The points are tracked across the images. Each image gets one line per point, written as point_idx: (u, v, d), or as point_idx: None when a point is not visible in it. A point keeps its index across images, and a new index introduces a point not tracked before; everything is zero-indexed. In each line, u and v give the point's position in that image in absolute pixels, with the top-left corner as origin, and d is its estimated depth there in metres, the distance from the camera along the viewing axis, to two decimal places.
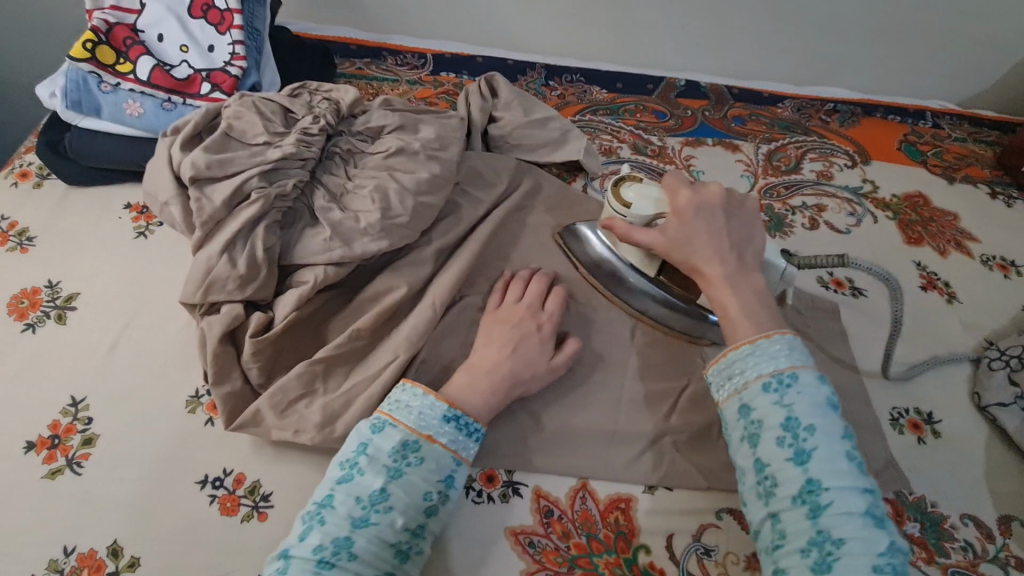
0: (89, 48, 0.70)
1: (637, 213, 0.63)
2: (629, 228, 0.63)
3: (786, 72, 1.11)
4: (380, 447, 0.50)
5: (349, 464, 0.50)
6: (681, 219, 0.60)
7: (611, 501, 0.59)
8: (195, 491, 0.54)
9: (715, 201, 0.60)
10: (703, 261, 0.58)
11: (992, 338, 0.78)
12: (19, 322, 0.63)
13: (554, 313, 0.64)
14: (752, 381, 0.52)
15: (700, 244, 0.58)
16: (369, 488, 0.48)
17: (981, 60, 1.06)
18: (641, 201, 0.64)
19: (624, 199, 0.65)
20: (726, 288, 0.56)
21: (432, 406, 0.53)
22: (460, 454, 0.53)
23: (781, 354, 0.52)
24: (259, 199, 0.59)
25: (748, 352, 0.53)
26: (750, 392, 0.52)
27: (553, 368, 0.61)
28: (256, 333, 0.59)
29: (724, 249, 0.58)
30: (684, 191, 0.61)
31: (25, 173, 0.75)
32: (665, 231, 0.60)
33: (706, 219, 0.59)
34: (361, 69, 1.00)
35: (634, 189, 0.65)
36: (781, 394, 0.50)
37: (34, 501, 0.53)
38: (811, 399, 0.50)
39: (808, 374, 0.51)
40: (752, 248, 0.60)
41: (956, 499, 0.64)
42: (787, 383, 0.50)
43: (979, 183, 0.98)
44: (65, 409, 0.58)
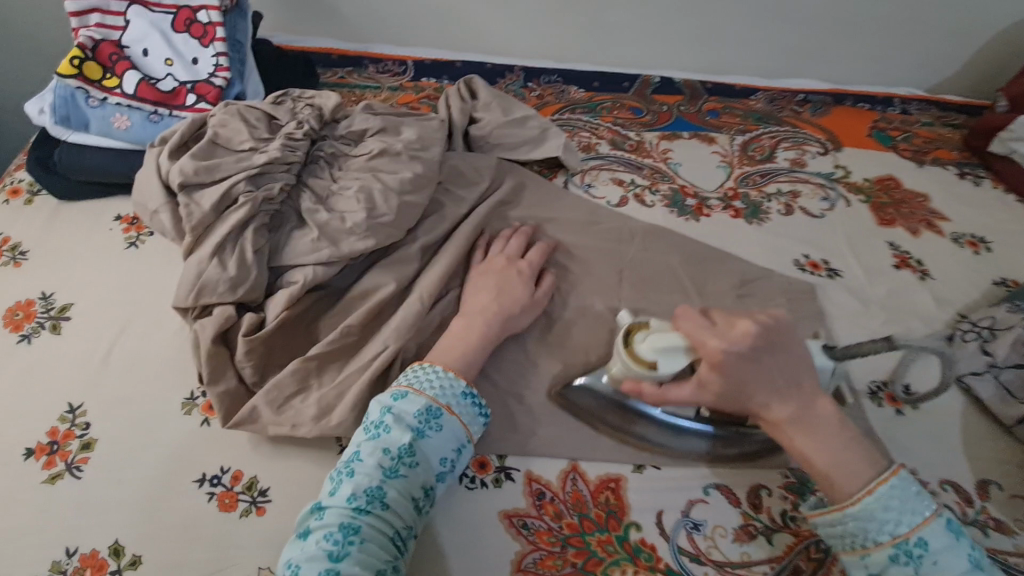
0: (76, 65, 0.71)
1: (666, 371, 0.56)
2: (663, 391, 0.56)
3: (758, 66, 1.14)
4: (405, 410, 0.53)
5: (375, 423, 0.52)
6: (722, 374, 0.52)
7: (601, 482, 0.61)
8: (194, 489, 0.56)
9: (750, 342, 0.51)
10: (762, 408, 0.52)
11: (965, 312, 0.81)
12: (15, 333, 0.64)
13: (534, 260, 0.71)
14: (876, 549, 0.49)
15: (756, 395, 0.51)
16: (397, 443, 0.51)
17: (944, 47, 1.10)
18: (665, 356, 0.56)
19: (644, 358, 0.57)
20: (801, 441, 0.51)
21: (453, 382, 0.56)
22: (473, 429, 0.56)
23: (905, 513, 0.49)
24: (247, 202, 0.61)
25: (859, 517, 0.49)
26: (878, 561, 0.49)
27: (538, 301, 0.68)
28: (248, 333, 0.60)
29: (787, 393, 0.52)
30: (713, 340, 0.52)
31: (16, 190, 0.76)
32: (707, 386, 0.53)
33: (750, 369, 0.51)
34: (343, 78, 1.02)
35: (648, 341, 0.57)
36: (916, 565, 0.47)
37: (35, 505, 0.54)
38: (951, 564, 0.47)
39: (937, 532, 0.48)
40: (807, 373, 0.52)
41: (933, 466, 0.67)
42: (919, 552, 0.48)
43: (947, 165, 1.01)
44: (62, 416, 0.59)
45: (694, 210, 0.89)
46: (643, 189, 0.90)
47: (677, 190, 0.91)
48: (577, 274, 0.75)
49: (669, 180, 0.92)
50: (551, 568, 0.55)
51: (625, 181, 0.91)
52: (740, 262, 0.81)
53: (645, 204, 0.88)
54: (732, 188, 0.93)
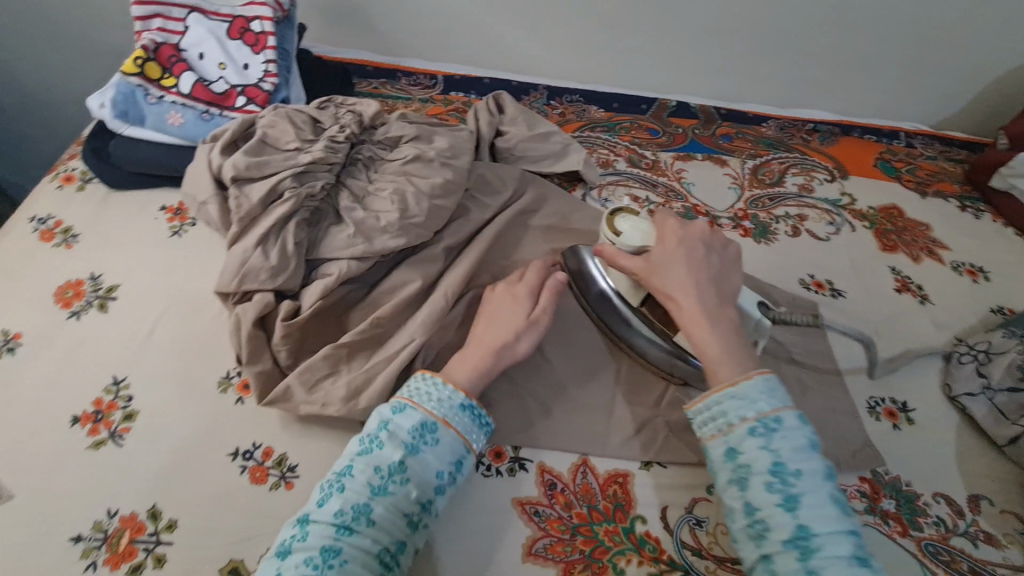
0: (139, 64, 0.77)
1: (625, 244, 0.64)
2: (616, 253, 0.64)
3: (770, 96, 1.20)
4: (401, 425, 0.55)
5: (370, 438, 0.55)
6: (665, 246, 0.62)
7: (610, 476, 0.64)
8: (228, 461, 0.59)
9: (699, 235, 0.63)
10: (678, 289, 0.59)
11: (962, 336, 0.84)
12: (65, 309, 0.69)
13: (534, 279, 0.69)
14: (738, 425, 0.53)
15: (677, 272, 0.60)
16: (388, 460, 0.53)
17: (949, 86, 1.15)
18: (632, 234, 0.64)
19: (617, 227, 0.65)
20: (703, 325, 0.57)
21: (450, 394, 0.58)
22: (472, 440, 0.57)
23: (764, 397, 0.53)
24: (291, 197, 0.66)
25: (733, 396, 0.54)
26: (737, 436, 0.52)
27: (532, 321, 0.65)
28: (285, 319, 0.64)
29: (701, 284, 0.60)
30: (672, 223, 0.64)
31: (70, 177, 0.81)
32: (645, 260, 0.62)
33: (690, 248, 0.62)
34: (377, 88, 1.08)
35: (630, 220, 0.65)
36: (767, 438, 0.51)
37: (79, 468, 0.58)
38: (795, 443, 0.51)
39: (790, 417, 0.52)
40: (727, 282, 0.61)
41: (928, 480, 0.69)
42: (772, 428, 0.51)
43: (949, 197, 1.05)
44: (107, 388, 0.63)
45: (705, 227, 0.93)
46: (657, 206, 0.94)
47: (690, 208, 0.95)
48: None
49: (682, 199, 0.97)
50: (560, 554, 0.58)
51: (640, 197, 0.95)
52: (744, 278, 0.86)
53: None
54: (742, 209, 0.97)
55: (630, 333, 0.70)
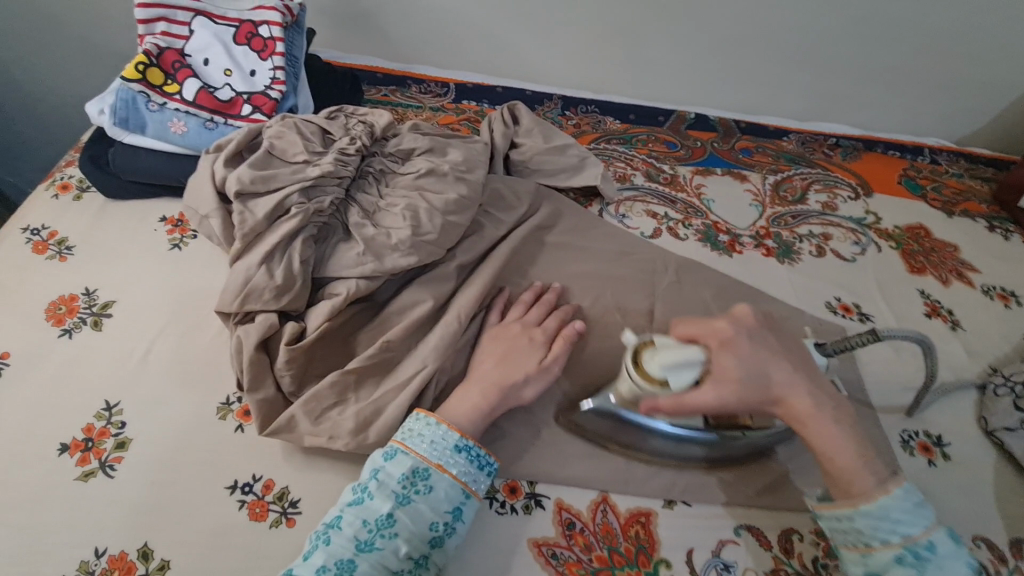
0: (141, 70, 0.73)
1: (678, 387, 0.54)
2: (679, 396, 0.53)
3: (790, 109, 1.17)
4: (391, 473, 0.52)
5: (360, 486, 0.52)
6: (735, 353, 0.54)
7: (632, 515, 0.60)
8: (226, 495, 0.55)
9: (755, 321, 0.57)
10: (787, 391, 0.53)
11: (996, 365, 0.80)
12: (57, 327, 0.65)
13: (550, 328, 0.66)
14: (880, 549, 0.49)
15: (774, 373, 0.53)
16: (376, 512, 0.50)
17: (976, 102, 1.12)
18: (674, 373, 0.54)
19: (653, 375, 0.55)
20: (829, 429, 0.52)
21: (445, 435, 0.55)
22: (470, 485, 0.54)
23: (912, 519, 0.48)
24: (298, 213, 0.62)
25: (871, 514, 0.49)
26: (880, 560, 0.49)
27: (546, 368, 0.61)
28: (289, 343, 0.60)
29: (799, 376, 0.54)
30: (721, 322, 0.56)
31: (66, 185, 0.78)
32: (727, 380, 0.53)
33: (758, 343, 0.55)
34: (387, 96, 1.05)
35: (656, 357, 0.56)
36: (919, 569, 0.47)
37: (67, 502, 0.54)
38: (952, 573, 0.47)
39: (943, 542, 0.48)
40: (803, 353, 0.57)
41: (967, 521, 0.65)
42: (926, 557, 0.47)
43: (977, 217, 1.01)
44: (99, 413, 0.59)
45: (726, 246, 0.89)
46: (676, 223, 0.91)
47: (710, 226, 0.92)
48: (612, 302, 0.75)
49: (703, 216, 0.93)
50: None
51: (659, 213, 0.92)
52: (769, 301, 0.82)
53: (679, 238, 0.89)
54: (764, 226, 0.94)
55: (696, 451, 0.62)
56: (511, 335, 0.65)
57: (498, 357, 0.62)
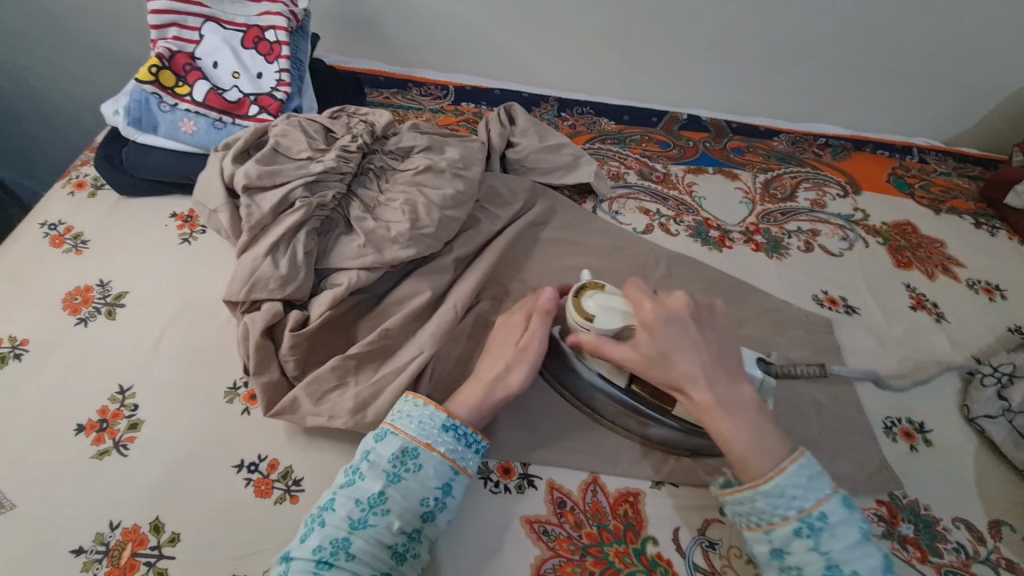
0: (154, 72, 0.77)
1: (603, 326, 0.61)
2: (597, 341, 0.60)
3: (781, 110, 1.20)
4: (381, 454, 0.54)
5: (352, 469, 0.54)
6: (651, 334, 0.57)
7: (621, 495, 0.63)
8: (233, 474, 0.58)
9: (685, 311, 0.58)
10: (686, 380, 0.55)
11: (979, 355, 0.83)
12: (73, 316, 0.68)
13: (528, 309, 0.67)
14: (780, 524, 0.50)
15: (678, 362, 0.56)
16: (368, 491, 0.52)
17: (963, 102, 1.14)
18: (604, 313, 0.61)
19: (588, 311, 0.62)
20: (721, 415, 0.54)
21: (432, 415, 0.57)
22: (458, 461, 0.56)
23: (805, 489, 0.50)
24: (302, 206, 0.66)
25: (768, 493, 0.51)
26: (781, 535, 0.50)
27: (522, 347, 0.63)
28: (293, 329, 0.63)
29: (704, 368, 0.56)
30: (649, 305, 0.59)
31: (81, 183, 0.82)
32: (637, 347, 0.58)
33: (677, 330, 0.57)
34: (388, 98, 1.09)
35: (597, 300, 0.63)
36: (815, 538, 0.49)
37: (82, 479, 0.57)
38: (845, 539, 0.48)
39: (835, 509, 0.49)
40: (733, 352, 0.58)
41: (947, 503, 0.68)
42: (820, 526, 0.49)
43: (964, 214, 1.03)
44: (112, 396, 0.62)
45: (716, 241, 0.92)
46: (668, 219, 0.94)
47: (701, 222, 0.95)
48: None
49: (694, 212, 0.96)
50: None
51: (651, 210, 0.95)
52: (757, 293, 0.85)
53: (670, 233, 0.91)
54: (754, 223, 0.96)
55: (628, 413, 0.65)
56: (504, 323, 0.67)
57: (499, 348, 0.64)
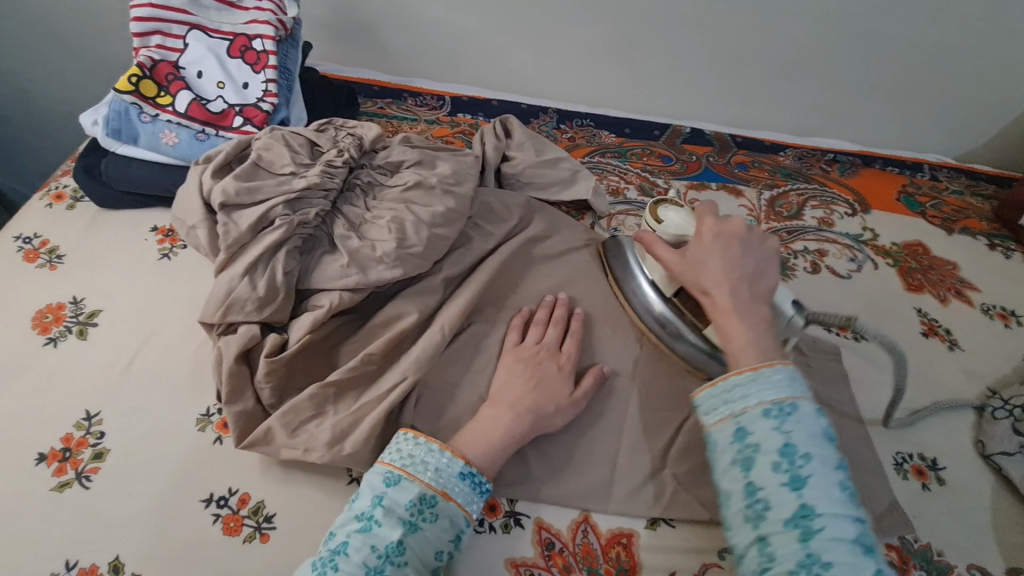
0: (134, 82, 0.74)
1: (664, 229, 0.69)
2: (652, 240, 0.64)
3: (788, 123, 1.16)
4: (397, 500, 0.51)
5: (366, 515, 0.50)
6: (700, 243, 0.61)
7: (613, 536, 0.59)
8: (201, 508, 0.55)
9: (738, 232, 0.61)
10: (712, 285, 0.58)
11: (994, 386, 0.79)
12: (42, 335, 0.65)
13: (573, 354, 0.66)
14: (753, 406, 0.50)
15: (712, 267, 0.59)
16: (386, 539, 0.49)
17: (978, 117, 1.10)
18: (671, 223, 0.69)
19: (658, 216, 0.70)
20: (732, 318, 0.56)
21: (450, 462, 0.54)
22: (473, 511, 0.54)
23: (783, 381, 0.50)
24: (282, 225, 0.62)
25: (751, 378, 0.51)
26: (750, 416, 0.50)
27: (576, 401, 0.63)
28: (270, 354, 0.60)
29: (734, 278, 0.58)
30: (709, 221, 0.63)
31: (60, 195, 0.79)
32: (682, 251, 0.62)
33: (722, 247, 0.60)
34: (382, 108, 1.06)
35: (673, 210, 0.70)
36: (781, 419, 0.48)
37: (40, 513, 0.54)
38: (810, 428, 0.48)
39: (807, 405, 0.49)
40: (764, 280, 0.59)
41: (960, 548, 0.64)
42: (788, 410, 0.49)
43: (977, 235, 1.00)
44: (78, 423, 0.59)
45: None
46: None
47: None
48: (601, 315, 0.74)
49: None
50: None
51: None
52: None
53: None
54: None
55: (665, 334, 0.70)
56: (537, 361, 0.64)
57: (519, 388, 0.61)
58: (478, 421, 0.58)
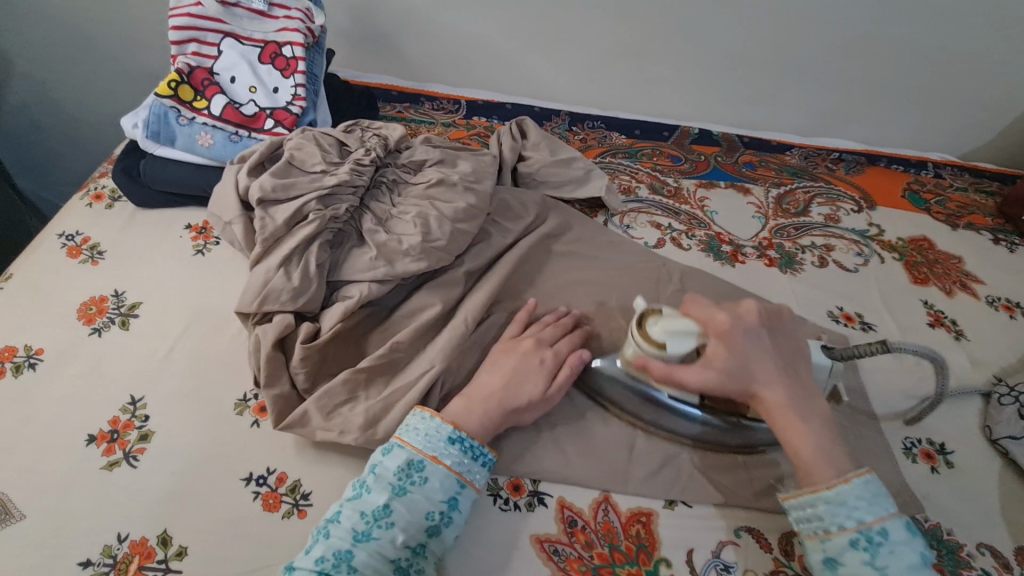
0: (173, 87, 0.78)
1: (675, 351, 0.60)
2: (670, 367, 0.59)
3: (794, 124, 1.19)
4: (387, 466, 0.54)
5: (360, 482, 0.54)
6: (728, 345, 0.58)
7: (633, 515, 0.61)
8: (241, 486, 0.58)
9: (756, 319, 0.60)
10: (763, 389, 0.57)
11: (1000, 374, 0.81)
12: (87, 326, 0.69)
13: (561, 351, 0.67)
14: (837, 533, 0.52)
15: (756, 371, 0.57)
16: (373, 503, 0.52)
17: (981, 116, 1.13)
18: (674, 339, 0.61)
19: (655, 338, 0.62)
20: (796, 424, 0.56)
21: (438, 428, 0.57)
22: (466, 475, 0.55)
23: (868, 503, 0.52)
24: (315, 219, 0.66)
25: (830, 499, 0.53)
26: (836, 545, 0.52)
27: (548, 397, 0.63)
28: (305, 341, 0.63)
29: (779, 375, 0.58)
30: (722, 315, 0.60)
31: (99, 195, 0.83)
32: (715, 364, 0.58)
33: (753, 340, 0.59)
34: (401, 112, 1.10)
35: (661, 325, 0.62)
36: (872, 553, 0.50)
37: (91, 489, 0.57)
38: (905, 560, 0.50)
39: (898, 531, 0.51)
40: (801, 360, 0.60)
41: (969, 527, 0.66)
42: (879, 541, 0.50)
43: (982, 230, 1.02)
44: (124, 407, 0.62)
45: (729, 256, 0.91)
46: (679, 233, 0.93)
47: (713, 237, 0.94)
48: (617, 306, 0.77)
49: (705, 227, 0.95)
50: None
51: (663, 224, 0.94)
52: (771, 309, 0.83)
53: (681, 247, 0.91)
54: (767, 238, 0.96)
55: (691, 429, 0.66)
56: (522, 352, 0.65)
57: (493, 379, 0.62)
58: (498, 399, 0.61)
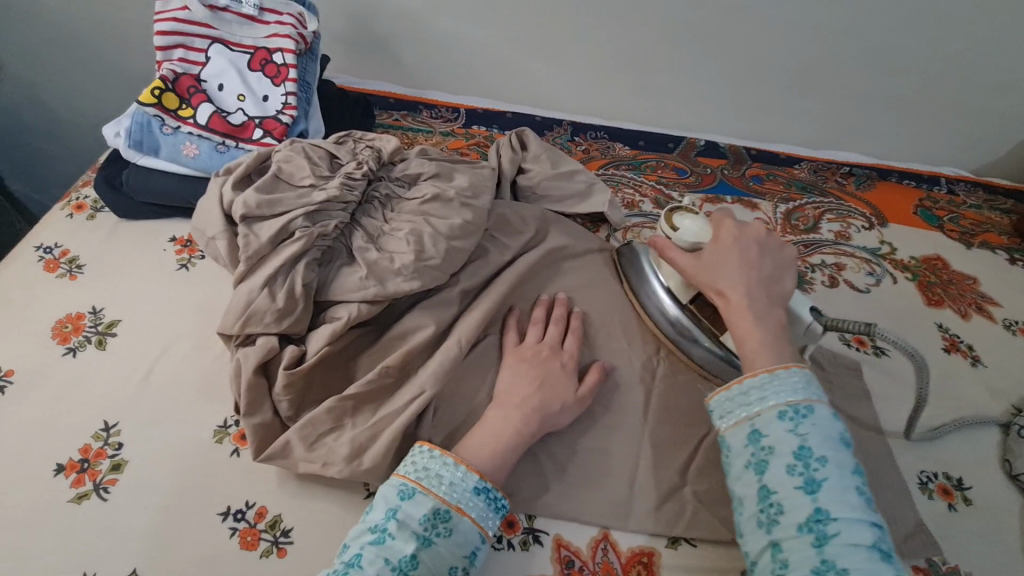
0: (156, 94, 0.75)
1: (680, 238, 0.66)
2: (667, 244, 0.66)
3: (802, 136, 1.16)
4: (411, 513, 0.50)
5: (379, 527, 0.49)
6: (719, 246, 0.61)
7: (633, 555, 0.58)
8: (218, 522, 0.54)
9: (756, 238, 0.62)
10: (728, 285, 0.58)
11: (1019, 404, 0.77)
12: (62, 345, 0.65)
13: (575, 350, 0.67)
14: (767, 409, 0.51)
15: (729, 270, 0.59)
16: (399, 553, 0.48)
17: (996, 130, 1.09)
18: (687, 230, 0.66)
19: (676, 222, 0.68)
20: (746, 318, 0.56)
21: (464, 476, 0.53)
22: (487, 527, 0.52)
23: (799, 386, 0.51)
24: (302, 237, 0.62)
25: (766, 381, 0.52)
26: (764, 420, 0.51)
27: (581, 399, 0.63)
28: (289, 367, 0.60)
29: (751, 281, 0.59)
30: (731, 225, 0.63)
31: (80, 205, 0.80)
32: (700, 256, 0.62)
33: (744, 250, 0.61)
34: (398, 120, 1.07)
35: (689, 217, 0.68)
36: (796, 422, 0.49)
37: (57, 524, 0.53)
38: (826, 433, 0.49)
39: (823, 410, 0.50)
40: (782, 292, 0.59)
41: (988, 571, 0.62)
42: (804, 413, 0.49)
43: (997, 249, 0.98)
44: (96, 434, 0.59)
45: None
46: None
47: None
48: (619, 327, 0.73)
49: None
50: None
51: None
52: None
53: None
54: None
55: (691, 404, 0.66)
56: (541, 359, 0.65)
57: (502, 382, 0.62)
58: (490, 429, 0.57)
